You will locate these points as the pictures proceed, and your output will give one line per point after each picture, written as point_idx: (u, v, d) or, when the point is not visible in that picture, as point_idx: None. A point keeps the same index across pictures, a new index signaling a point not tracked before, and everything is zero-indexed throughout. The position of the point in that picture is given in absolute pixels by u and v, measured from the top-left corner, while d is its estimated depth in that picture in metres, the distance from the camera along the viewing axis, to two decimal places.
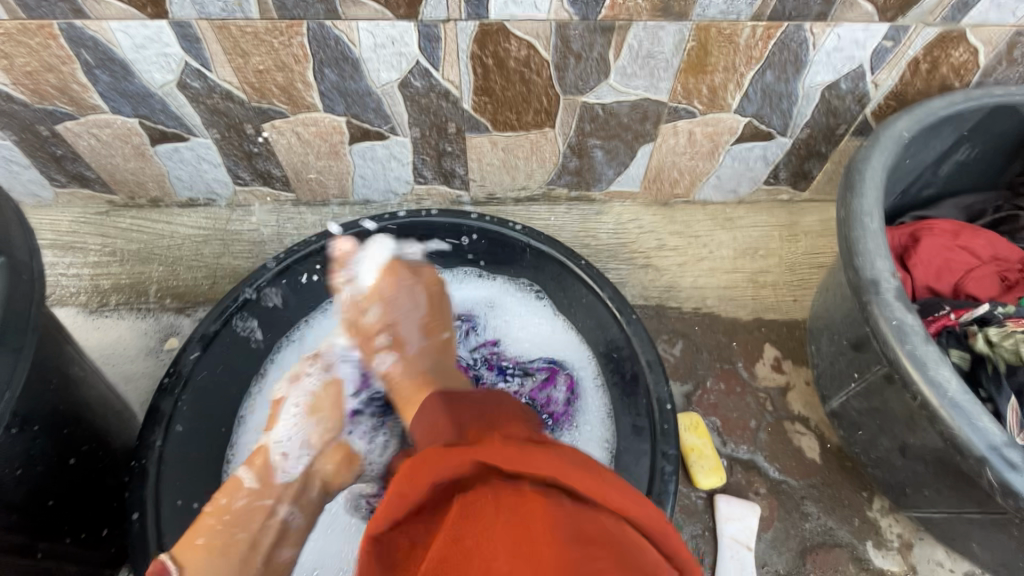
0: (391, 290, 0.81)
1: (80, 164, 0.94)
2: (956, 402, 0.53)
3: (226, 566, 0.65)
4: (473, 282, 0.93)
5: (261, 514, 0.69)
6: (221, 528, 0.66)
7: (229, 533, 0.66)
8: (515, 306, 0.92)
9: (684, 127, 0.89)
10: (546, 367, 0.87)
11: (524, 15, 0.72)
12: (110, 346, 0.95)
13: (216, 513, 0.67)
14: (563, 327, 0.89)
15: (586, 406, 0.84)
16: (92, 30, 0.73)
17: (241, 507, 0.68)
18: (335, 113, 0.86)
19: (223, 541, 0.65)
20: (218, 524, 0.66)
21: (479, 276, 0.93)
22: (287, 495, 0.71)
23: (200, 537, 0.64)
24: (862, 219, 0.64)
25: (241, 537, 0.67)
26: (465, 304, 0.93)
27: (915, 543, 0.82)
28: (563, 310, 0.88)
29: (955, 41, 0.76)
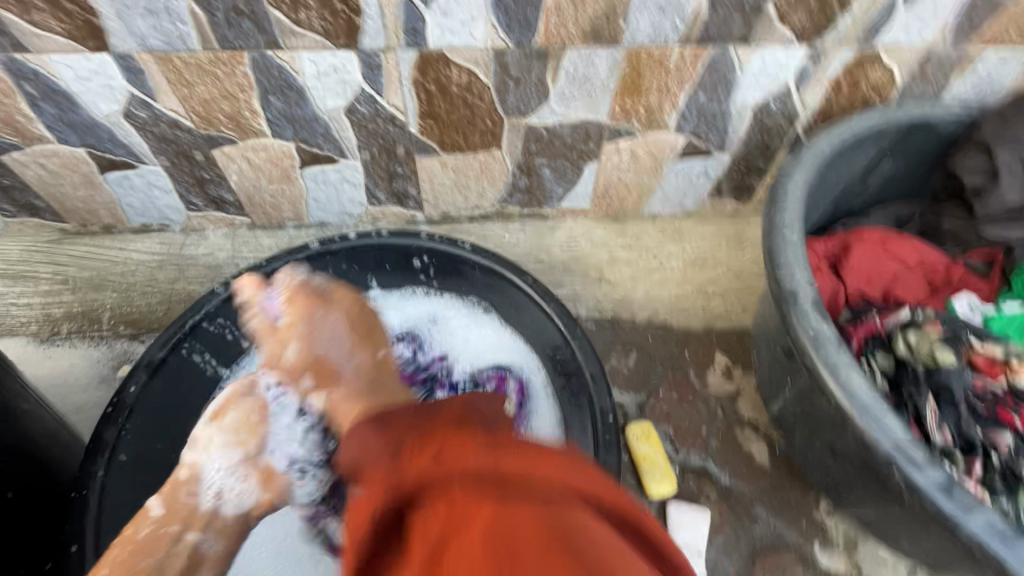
0: (301, 318, 0.78)
1: (29, 193, 0.94)
2: (864, 404, 0.57)
3: None
4: (421, 300, 0.94)
5: (167, 541, 0.68)
6: (127, 558, 0.65)
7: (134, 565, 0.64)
8: (459, 322, 0.93)
9: (626, 146, 0.92)
10: (495, 376, 0.88)
11: (461, 43, 0.74)
12: (62, 376, 0.93)
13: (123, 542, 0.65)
14: (509, 336, 0.90)
15: (540, 410, 0.86)
16: (33, 63, 0.73)
17: (146, 536, 0.67)
18: (284, 138, 0.87)
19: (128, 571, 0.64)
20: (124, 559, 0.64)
21: (426, 294, 0.93)
22: (196, 521, 0.70)
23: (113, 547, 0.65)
24: (783, 232, 0.67)
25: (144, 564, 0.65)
26: (408, 324, 0.94)
27: (858, 541, 0.85)
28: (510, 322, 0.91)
29: (871, 61, 0.81)
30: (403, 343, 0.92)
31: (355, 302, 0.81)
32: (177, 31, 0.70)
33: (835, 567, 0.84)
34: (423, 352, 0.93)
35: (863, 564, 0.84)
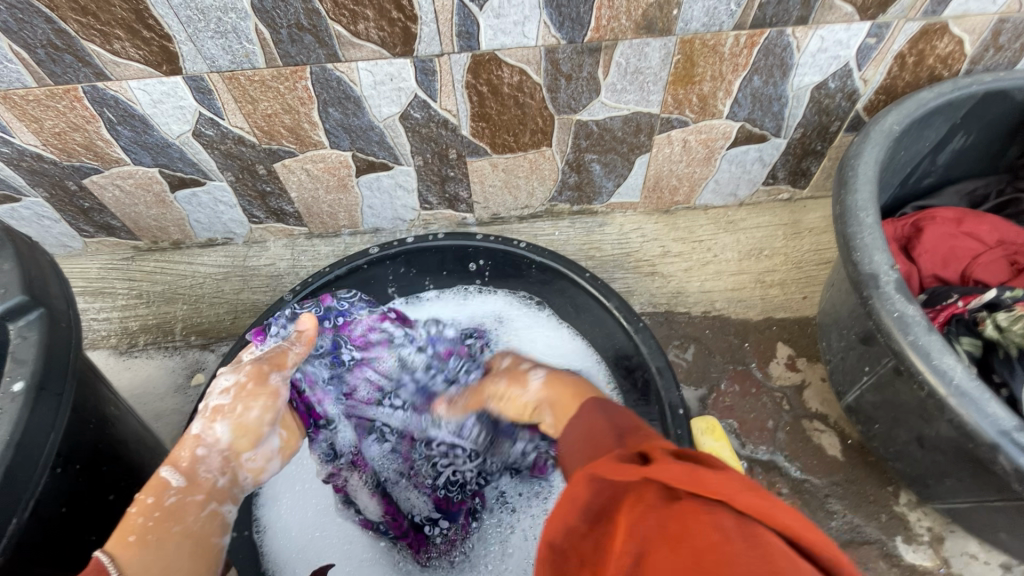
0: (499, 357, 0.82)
1: (106, 214, 1.00)
2: (962, 389, 0.54)
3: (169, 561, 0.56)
4: (480, 298, 0.95)
5: (196, 508, 0.62)
6: (153, 524, 0.57)
7: (164, 528, 0.57)
8: (523, 319, 0.93)
9: (678, 136, 0.91)
10: None
11: (514, 43, 0.75)
12: (142, 386, 0.99)
13: (144, 511, 0.58)
14: (571, 336, 0.90)
15: None
16: (113, 90, 0.78)
17: (171, 504, 0.60)
18: (341, 148, 0.90)
19: (157, 535, 0.57)
20: (152, 522, 0.57)
21: (481, 292, 0.95)
22: (220, 495, 0.65)
23: (130, 534, 0.55)
24: (857, 214, 0.65)
25: (175, 528, 0.58)
26: (476, 320, 0.94)
27: (946, 535, 0.81)
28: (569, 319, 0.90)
29: (939, 33, 0.77)
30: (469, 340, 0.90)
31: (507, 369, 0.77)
32: (243, 50, 0.73)
33: (923, 564, 0.80)
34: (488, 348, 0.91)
35: (953, 560, 0.80)
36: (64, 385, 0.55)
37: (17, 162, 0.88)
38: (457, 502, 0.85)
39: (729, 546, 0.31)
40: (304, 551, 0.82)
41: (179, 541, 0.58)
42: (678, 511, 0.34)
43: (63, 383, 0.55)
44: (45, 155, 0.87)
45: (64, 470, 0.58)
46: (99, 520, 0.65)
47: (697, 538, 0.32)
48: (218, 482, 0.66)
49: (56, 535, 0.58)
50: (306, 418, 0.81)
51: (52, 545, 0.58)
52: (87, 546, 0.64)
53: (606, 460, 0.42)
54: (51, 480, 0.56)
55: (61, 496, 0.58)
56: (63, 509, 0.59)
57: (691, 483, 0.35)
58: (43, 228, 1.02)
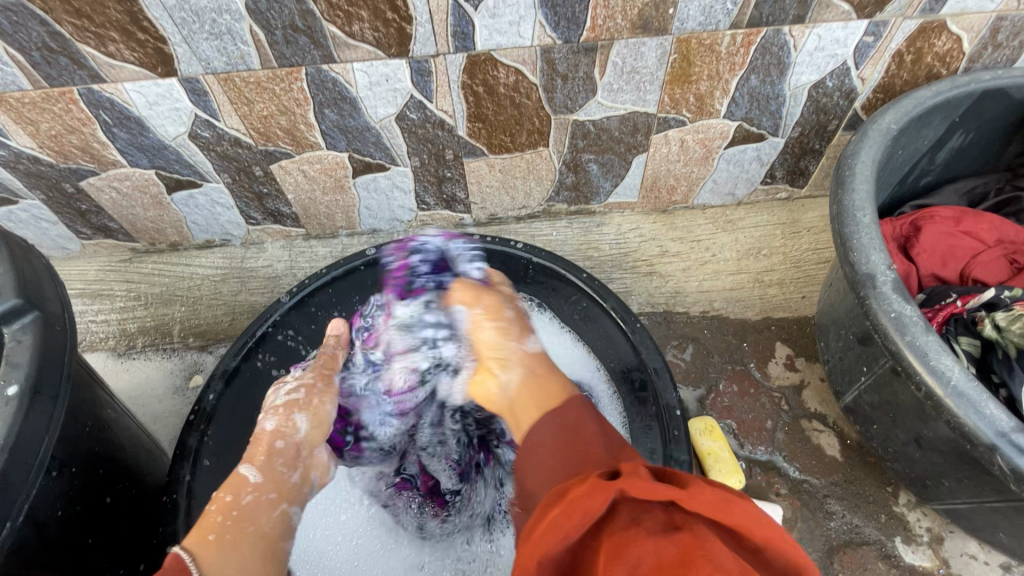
0: (478, 301, 0.80)
1: (104, 217, 1.00)
2: (960, 390, 0.54)
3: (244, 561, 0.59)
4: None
5: (268, 507, 0.66)
6: (229, 523, 0.61)
7: (240, 527, 0.61)
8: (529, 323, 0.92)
9: (675, 136, 0.91)
10: None
11: (509, 43, 0.75)
12: (139, 388, 0.99)
13: (222, 511, 0.62)
14: (572, 340, 0.90)
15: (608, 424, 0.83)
16: (108, 92, 0.77)
17: (247, 503, 0.64)
18: (337, 149, 0.89)
19: (233, 535, 0.60)
20: (230, 522, 0.61)
21: None
22: (291, 495, 0.69)
23: (211, 533, 0.59)
24: (854, 214, 0.65)
25: (250, 529, 0.62)
26: None
27: (945, 536, 0.81)
28: (569, 322, 0.90)
29: (937, 31, 0.77)
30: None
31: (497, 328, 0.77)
32: (238, 52, 0.73)
33: (922, 565, 0.79)
34: None
35: (952, 561, 0.80)
36: (59, 389, 0.55)
37: (14, 165, 0.88)
38: (471, 465, 0.86)
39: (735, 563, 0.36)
40: (318, 553, 0.81)
41: (255, 545, 0.61)
42: (682, 541, 0.37)
43: (58, 386, 0.55)
44: (41, 158, 0.87)
45: (60, 474, 0.58)
46: (96, 524, 0.65)
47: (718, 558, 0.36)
48: (291, 479, 0.71)
49: (51, 538, 0.58)
50: (340, 439, 0.85)
51: (47, 548, 0.58)
52: (84, 550, 0.63)
53: (586, 488, 0.42)
54: (46, 483, 0.56)
55: (57, 500, 0.58)
56: (58, 512, 0.59)
57: (718, 512, 0.39)
58: (41, 230, 1.02)
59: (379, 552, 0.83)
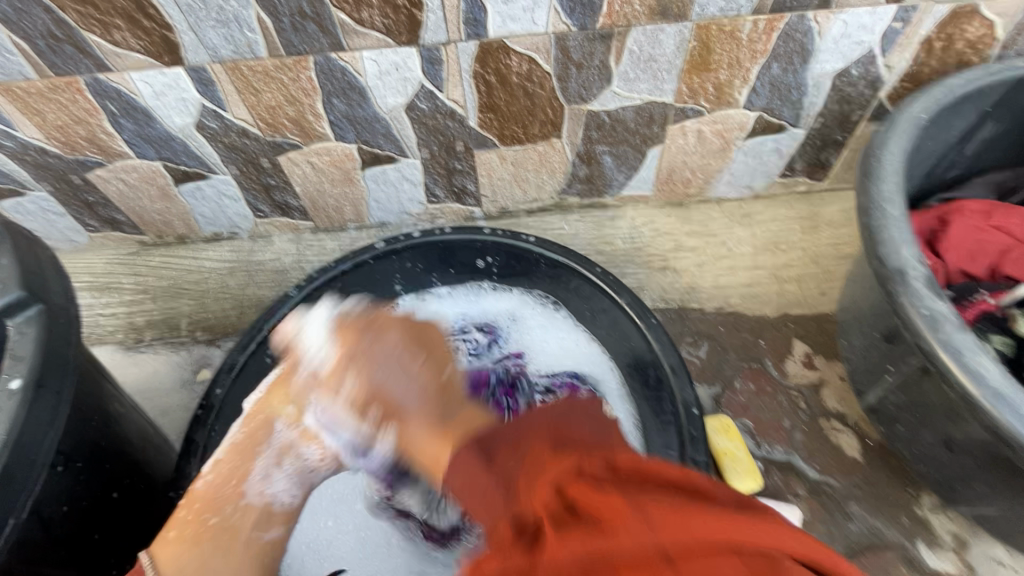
0: (352, 350, 0.60)
1: (111, 209, 0.99)
2: (997, 390, 0.51)
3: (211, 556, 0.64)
4: (494, 297, 0.92)
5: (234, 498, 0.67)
6: (193, 518, 0.64)
7: (204, 522, 0.64)
8: (536, 319, 0.90)
9: (692, 127, 0.88)
10: (568, 383, 0.84)
11: (523, 30, 0.73)
12: (146, 382, 0.98)
13: (188, 505, 0.64)
14: (585, 339, 0.86)
15: (615, 419, 0.80)
16: (115, 82, 0.76)
17: (202, 491, 0.65)
18: (346, 140, 0.88)
19: (197, 532, 0.63)
20: (192, 518, 0.64)
21: (495, 290, 0.92)
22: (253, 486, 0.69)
23: (172, 529, 0.62)
24: (882, 206, 0.62)
25: (213, 523, 0.65)
26: (488, 316, 0.92)
27: (970, 540, 0.78)
28: (585, 320, 0.87)
29: (969, 16, 0.74)
30: (479, 335, 0.90)
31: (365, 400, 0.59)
32: (246, 39, 0.71)
33: (945, 569, 0.77)
34: (498, 345, 0.90)
35: (978, 567, 0.77)
36: (63, 382, 0.54)
37: (21, 156, 0.87)
38: None
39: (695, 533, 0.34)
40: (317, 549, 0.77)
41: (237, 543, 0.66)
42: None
43: (63, 380, 0.54)
44: (48, 149, 0.86)
45: (65, 468, 0.57)
46: (102, 519, 0.64)
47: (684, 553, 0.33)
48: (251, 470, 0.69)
49: (56, 535, 0.57)
50: None
51: (53, 545, 0.57)
52: (90, 545, 0.63)
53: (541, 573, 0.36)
54: (52, 479, 0.55)
55: (61, 495, 0.57)
56: (64, 508, 0.58)
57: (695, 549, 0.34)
58: (48, 222, 1.01)
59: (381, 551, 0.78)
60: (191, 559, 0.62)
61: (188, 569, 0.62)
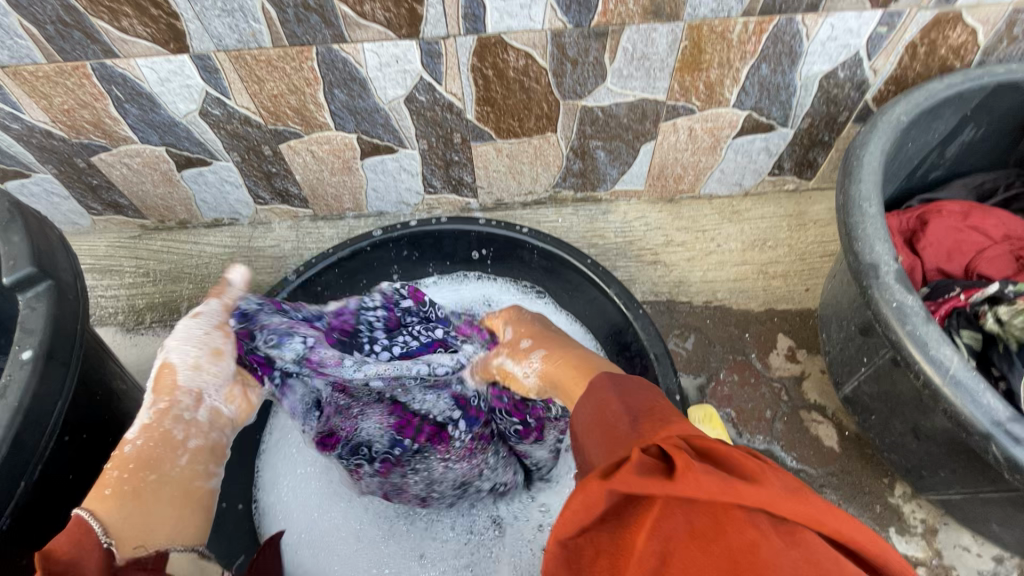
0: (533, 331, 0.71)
1: (114, 193, 1.01)
2: (958, 379, 0.54)
3: (148, 506, 0.51)
4: (474, 285, 0.99)
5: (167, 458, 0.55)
6: (129, 476, 0.52)
7: (140, 477, 0.52)
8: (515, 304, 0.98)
9: (684, 124, 0.91)
10: None
11: (520, 27, 0.75)
12: (147, 362, 1.00)
13: (117, 467, 0.53)
14: (566, 319, 0.95)
15: None
16: (121, 68, 0.78)
17: (130, 454, 0.54)
18: (346, 130, 0.90)
19: (136, 488, 0.51)
20: (125, 478, 0.52)
21: (481, 278, 0.99)
22: (196, 432, 0.59)
23: (105, 488, 0.51)
24: (860, 205, 0.65)
25: (150, 481, 0.53)
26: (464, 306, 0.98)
27: (939, 527, 0.82)
28: (564, 304, 0.95)
29: (952, 22, 0.76)
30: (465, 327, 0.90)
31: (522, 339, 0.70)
32: (250, 29, 0.73)
33: (914, 555, 0.80)
34: None
35: (945, 552, 0.81)
36: (71, 355, 0.56)
37: (27, 139, 0.89)
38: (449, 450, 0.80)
39: (769, 545, 0.32)
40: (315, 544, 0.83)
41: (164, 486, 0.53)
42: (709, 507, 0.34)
43: (71, 353, 0.56)
44: (54, 132, 0.88)
45: (71, 439, 0.59)
46: None
47: (731, 537, 0.32)
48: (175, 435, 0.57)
49: (63, 505, 0.60)
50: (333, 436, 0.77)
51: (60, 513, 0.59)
52: None
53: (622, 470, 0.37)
54: (59, 448, 0.57)
55: (67, 466, 0.59)
56: (70, 478, 0.60)
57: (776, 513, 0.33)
58: (52, 205, 1.03)
59: (382, 540, 0.84)
60: (134, 515, 0.49)
61: (133, 521, 0.49)
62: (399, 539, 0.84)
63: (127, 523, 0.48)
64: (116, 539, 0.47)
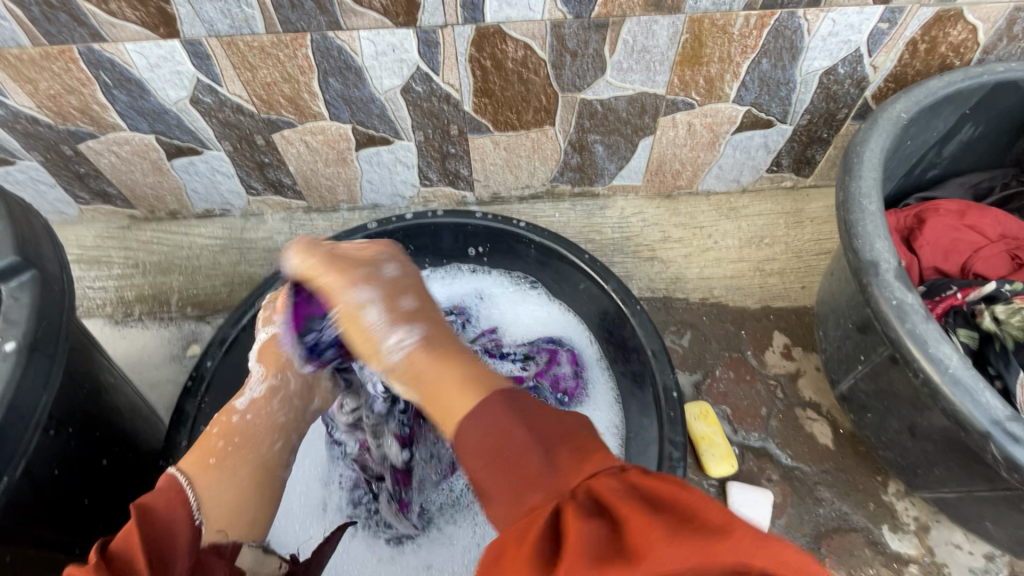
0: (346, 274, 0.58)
1: (102, 181, 0.99)
2: (957, 378, 0.54)
3: (241, 484, 0.61)
4: (467, 278, 0.97)
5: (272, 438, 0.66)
6: (231, 450, 0.62)
7: (240, 454, 0.62)
8: (507, 297, 0.96)
9: (683, 119, 0.90)
10: (547, 349, 0.90)
11: (519, 16, 0.73)
12: (136, 355, 0.98)
13: (222, 435, 0.63)
14: (559, 309, 0.93)
15: (593, 375, 0.88)
16: (110, 53, 0.76)
17: (242, 422, 0.65)
18: (341, 120, 0.88)
19: (233, 462, 0.61)
20: (227, 449, 0.62)
21: (474, 270, 0.97)
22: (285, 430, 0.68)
23: (212, 457, 0.61)
24: (860, 201, 0.65)
25: (251, 458, 0.63)
26: (455, 299, 0.96)
27: (931, 525, 0.82)
28: (556, 294, 0.93)
29: (953, 20, 0.76)
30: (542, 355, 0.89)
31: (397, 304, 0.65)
32: (243, 14, 0.72)
33: (907, 552, 0.81)
34: (471, 324, 0.94)
35: (937, 550, 0.81)
36: (57, 347, 0.55)
37: (12, 125, 0.87)
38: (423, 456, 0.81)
39: None
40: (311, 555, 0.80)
41: (248, 470, 0.62)
42: None
43: (56, 345, 0.55)
44: (40, 118, 0.86)
45: (57, 433, 0.58)
46: (92, 485, 0.64)
47: None
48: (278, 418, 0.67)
49: (45, 497, 0.58)
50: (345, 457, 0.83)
51: (42, 506, 0.57)
52: (80, 510, 0.63)
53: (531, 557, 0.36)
54: (44, 442, 0.56)
55: (52, 459, 0.58)
56: (55, 471, 0.58)
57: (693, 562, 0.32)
58: (38, 193, 1.01)
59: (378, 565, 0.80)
60: (226, 489, 0.59)
61: (226, 498, 0.59)
62: (397, 560, 0.80)
63: (217, 504, 0.58)
64: (206, 518, 0.56)
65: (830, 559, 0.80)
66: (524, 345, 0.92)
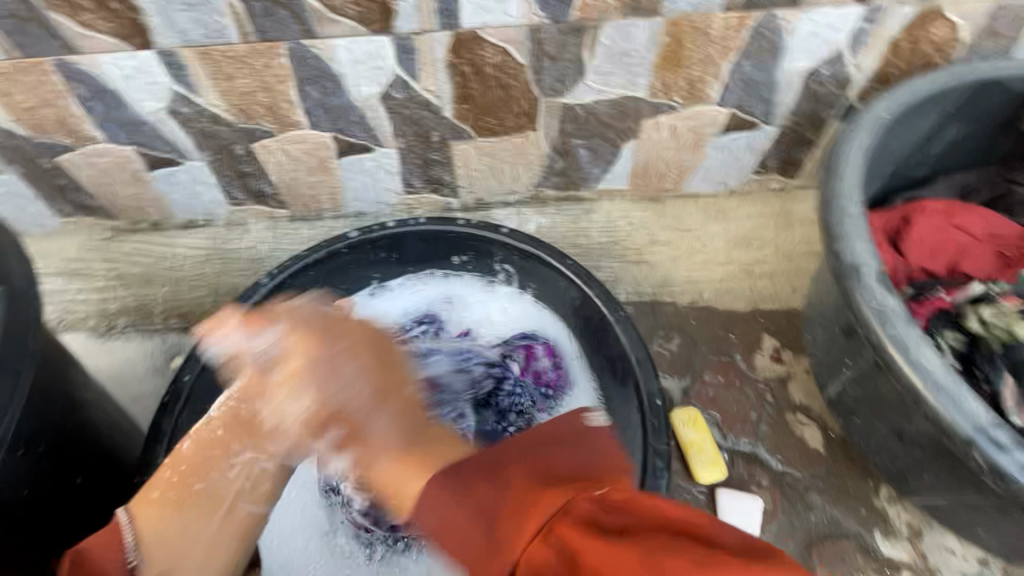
0: (307, 360, 0.64)
1: (82, 193, 0.98)
2: (940, 384, 0.53)
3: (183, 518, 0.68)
4: (438, 282, 0.94)
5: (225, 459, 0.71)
6: (176, 478, 0.68)
7: (187, 486, 0.68)
8: (476, 296, 0.94)
9: (666, 122, 0.89)
10: (523, 343, 0.90)
11: (496, 22, 0.73)
12: (120, 368, 0.97)
13: (173, 466, 0.68)
14: (533, 304, 0.91)
15: (573, 368, 0.87)
16: (84, 64, 0.75)
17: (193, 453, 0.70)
18: (321, 129, 0.87)
19: (178, 497, 0.68)
20: (174, 480, 0.68)
21: (443, 275, 0.94)
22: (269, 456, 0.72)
23: (153, 490, 0.67)
24: (841, 204, 0.64)
25: (199, 488, 0.69)
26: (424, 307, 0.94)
27: (925, 530, 0.81)
28: (528, 290, 0.91)
29: (933, 18, 0.76)
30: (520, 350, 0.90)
31: (367, 330, 0.69)
32: (216, 24, 0.71)
33: (899, 558, 0.79)
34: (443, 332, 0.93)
35: (930, 555, 0.80)
36: (22, 365, 0.53)
37: None
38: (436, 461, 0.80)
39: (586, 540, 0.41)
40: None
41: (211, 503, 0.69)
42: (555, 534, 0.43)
43: (21, 363, 0.53)
44: (16, 131, 0.85)
45: (26, 453, 0.57)
46: (65, 504, 0.64)
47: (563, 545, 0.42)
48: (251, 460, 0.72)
49: (13, 516, 0.57)
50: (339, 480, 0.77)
51: (10, 527, 0.57)
52: (52, 530, 0.62)
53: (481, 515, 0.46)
54: (9, 462, 0.55)
55: (20, 480, 0.57)
56: (23, 492, 0.58)
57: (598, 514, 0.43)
58: (18, 206, 1.00)
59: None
60: (171, 520, 0.67)
61: (163, 532, 0.66)
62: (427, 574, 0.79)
63: (158, 541, 0.66)
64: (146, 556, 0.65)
65: (820, 565, 0.79)
66: (501, 342, 0.92)
